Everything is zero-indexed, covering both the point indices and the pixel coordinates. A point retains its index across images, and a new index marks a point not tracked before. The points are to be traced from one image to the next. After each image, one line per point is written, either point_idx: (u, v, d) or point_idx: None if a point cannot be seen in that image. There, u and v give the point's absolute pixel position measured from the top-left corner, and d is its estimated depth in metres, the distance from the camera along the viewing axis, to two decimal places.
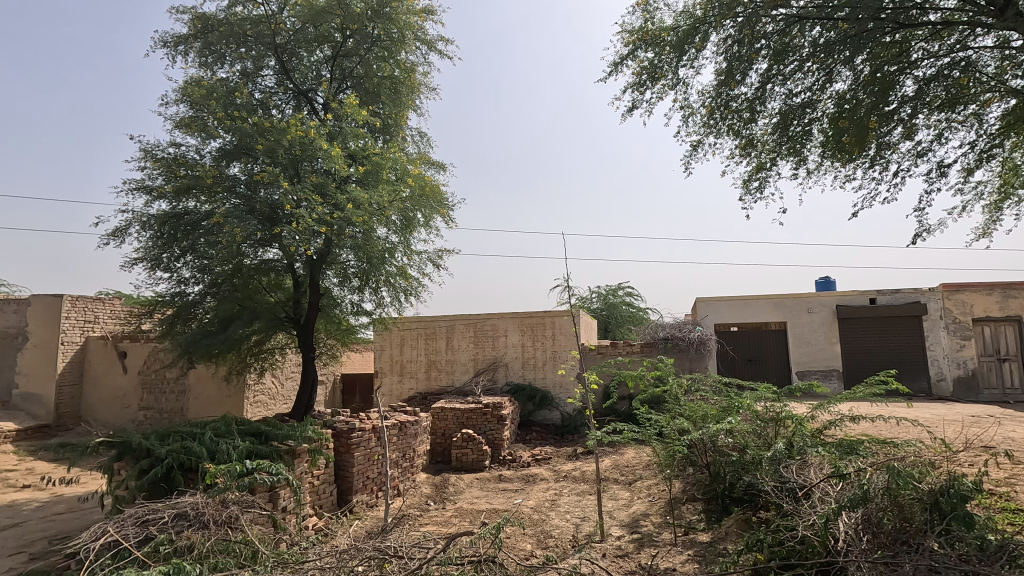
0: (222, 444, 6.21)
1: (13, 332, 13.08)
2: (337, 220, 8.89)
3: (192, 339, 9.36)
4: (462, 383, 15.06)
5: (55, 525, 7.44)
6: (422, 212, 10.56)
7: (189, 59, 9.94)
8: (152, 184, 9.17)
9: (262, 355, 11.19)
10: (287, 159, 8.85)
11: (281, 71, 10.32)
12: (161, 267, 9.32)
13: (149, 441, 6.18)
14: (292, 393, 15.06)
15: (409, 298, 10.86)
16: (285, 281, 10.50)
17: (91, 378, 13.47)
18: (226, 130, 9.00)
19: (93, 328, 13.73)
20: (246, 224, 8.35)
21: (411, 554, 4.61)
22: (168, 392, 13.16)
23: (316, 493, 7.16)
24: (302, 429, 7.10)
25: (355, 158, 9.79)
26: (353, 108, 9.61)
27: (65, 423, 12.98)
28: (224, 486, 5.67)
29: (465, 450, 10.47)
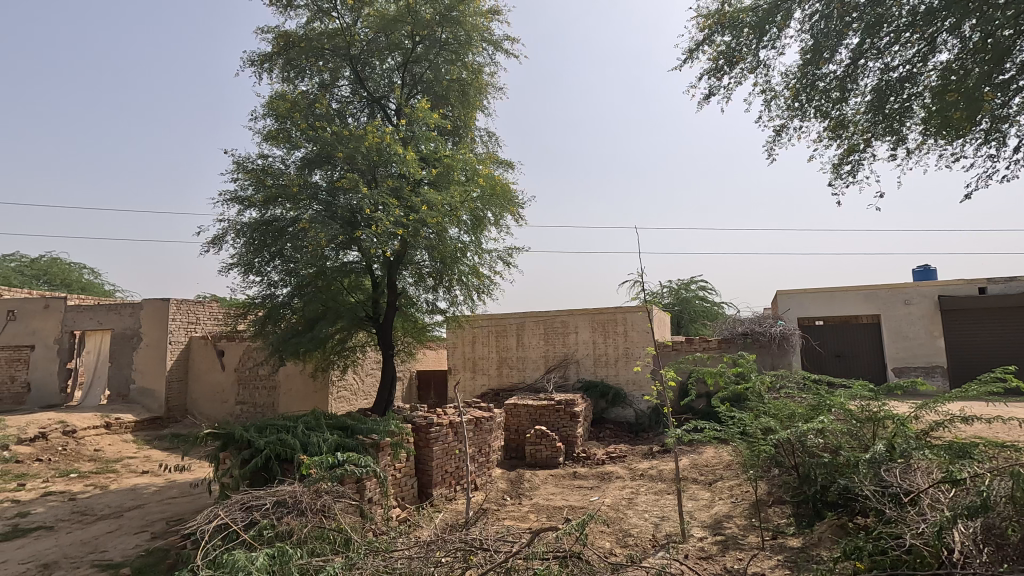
0: (313, 437, 6.59)
1: (129, 333, 14.50)
2: (412, 222, 9.17)
3: (283, 339, 9.99)
4: (534, 380, 15.12)
5: (171, 508, 8.19)
6: (493, 210, 10.70)
7: (274, 75, 10.58)
8: (244, 195, 9.83)
9: (345, 353, 11.75)
10: (365, 165, 9.21)
11: (356, 80, 10.75)
12: (254, 271, 9.97)
13: (249, 433, 6.66)
14: (372, 389, 15.70)
15: (481, 297, 11.03)
16: (364, 282, 10.93)
17: (194, 374, 14.67)
18: (308, 140, 9.50)
19: (195, 329, 14.96)
20: (329, 230, 8.83)
21: (496, 547, 4.71)
22: (261, 388, 14.10)
23: (399, 485, 7.41)
24: (385, 424, 7.38)
25: (427, 160, 10.06)
26: (424, 112, 9.87)
27: (174, 415, 14.24)
28: (318, 476, 6.01)
29: (539, 447, 10.51)
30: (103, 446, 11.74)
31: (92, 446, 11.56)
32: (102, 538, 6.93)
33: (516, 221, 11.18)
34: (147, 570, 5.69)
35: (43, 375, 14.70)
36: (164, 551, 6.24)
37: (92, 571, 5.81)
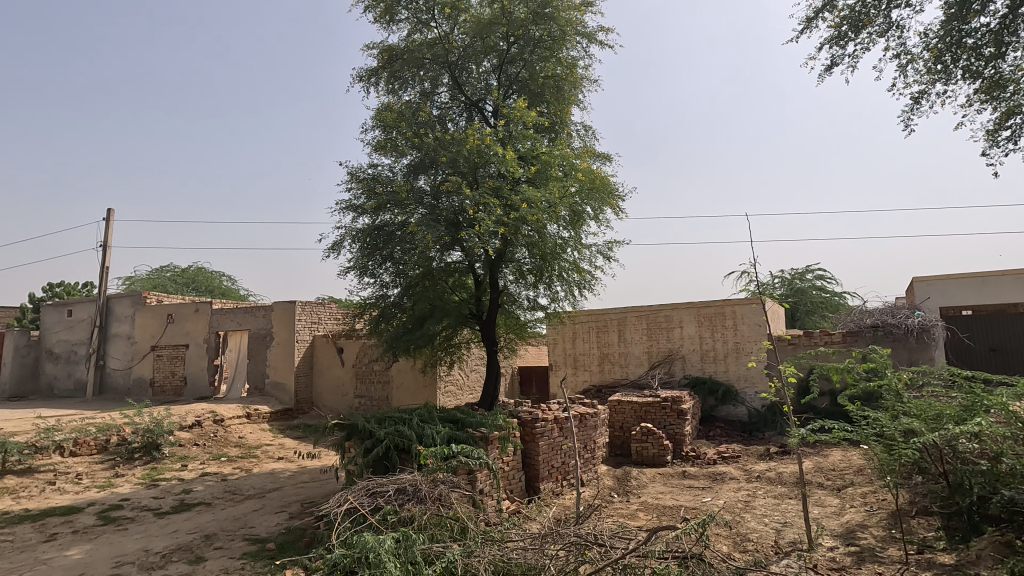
0: (428, 429, 6.91)
1: (263, 333, 16.13)
2: (513, 221, 9.31)
3: (395, 336, 10.59)
4: (637, 376, 14.78)
5: (304, 491, 9.00)
6: (592, 205, 10.58)
7: (380, 88, 11.21)
8: (357, 202, 10.52)
9: (451, 349, 12.21)
10: (467, 167, 9.50)
11: (454, 86, 11.11)
12: (367, 273, 10.65)
13: (370, 424, 7.14)
14: (476, 384, 16.18)
15: (582, 292, 10.97)
16: (467, 281, 11.28)
17: (318, 369, 15.99)
18: (413, 147, 9.98)
19: (318, 328, 16.29)
20: (435, 232, 9.20)
21: (611, 543, 4.67)
22: (376, 383, 15.07)
23: (507, 478, 7.56)
24: (493, 418, 7.56)
25: (525, 159, 10.16)
26: (521, 111, 9.98)
27: (302, 407, 15.61)
28: (434, 467, 6.31)
29: (646, 445, 10.24)
30: (246, 434, 13.18)
31: (237, 434, 13.01)
32: (250, 515, 7.78)
33: (616, 214, 10.97)
34: (288, 546, 6.30)
35: (197, 370, 16.78)
36: (301, 530, 6.87)
37: (244, 544, 6.54)
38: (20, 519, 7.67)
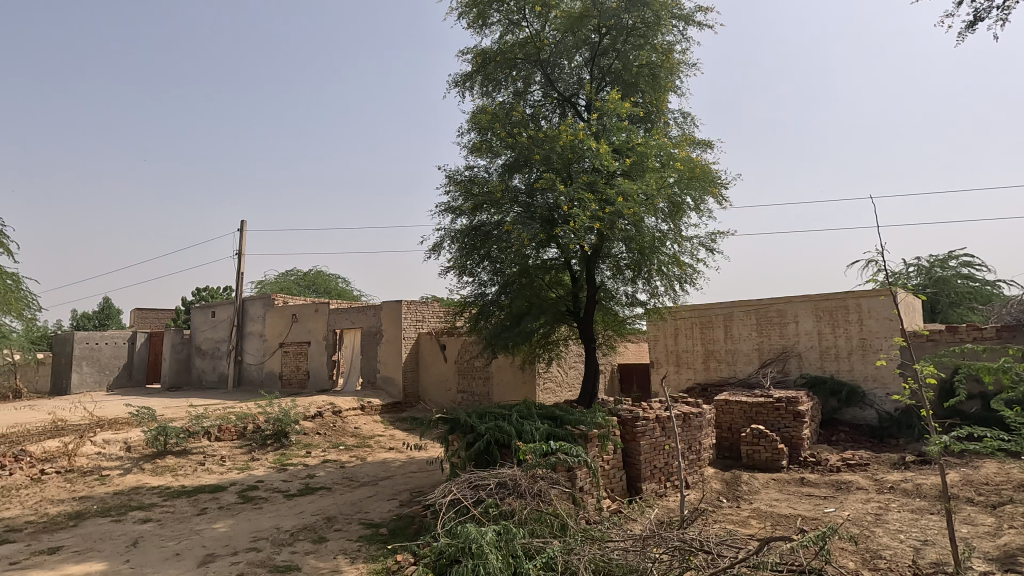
0: (527, 425, 6.99)
1: (374, 330, 17.21)
2: (609, 215, 9.13)
3: (493, 333, 10.81)
4: (747, 374, 13.92)
5: (412, 481, 9.49)
6: (692, 194, 10.11)
7: (474, 92, 11.47)
8: (456, 204, 10.86)
9: (549, 346, 12.25)
10: (560, 164, 9.47)
11: (547, 84, 11.11)
12: (467, 272, 10.97)
13: (472, 418, 7.35)
14: (575, 382, 16.12)
15: (684, 286, 10.52)
16: (564, 278, 11.27)
17: (423, 365, 16.79)
18: (508, 147, 10.10)
19: (422, 326, 17.09)
20: (531, 230, 9.26)
21: (718, 550, 4.44)
22: (477, 379, 15.53)
23: (608, 477, 7.44)
24: (592, 416, 7.47)
25: (620, 151, 9.92)
26: (615, 102, 9.76)
27: (410, 401, 16.47)
28: (533, 462, 6.37)
29: (757, 447, 9.62)
30: (361, 425, 14.16)
31: (353, 425, 14.02)
32: (365, 501, 8.35)
33: (720, 203, 10.39)
34: (399, 532, 6.68)
35: (317, 365, 18.31)
36: (410, 517, 7.26)
37: (359, 528, 7.04)
38: (179, 494, 8.82)
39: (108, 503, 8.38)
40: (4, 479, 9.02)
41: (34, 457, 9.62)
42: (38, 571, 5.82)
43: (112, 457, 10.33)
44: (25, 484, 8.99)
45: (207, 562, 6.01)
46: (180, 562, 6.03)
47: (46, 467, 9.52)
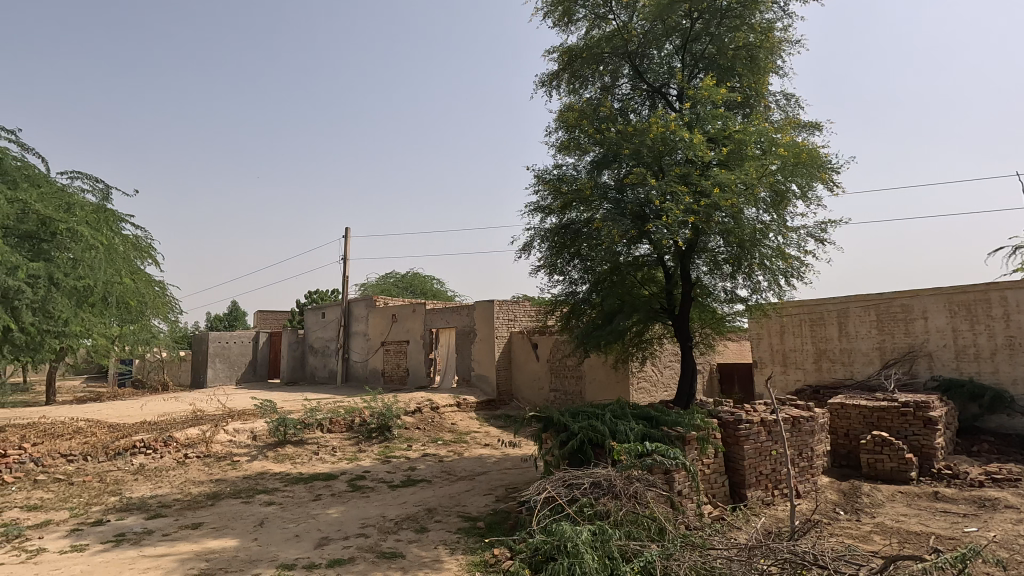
0: (621, 425, 6.86)
1: (468, 330, 17.72)
2: (704, 208, 8.72)
3: (585, 332, 10.64)
4: (866, 376, 12.71)
5: (507, 477, 9.66)
6: (798, 181, 9.41)
7: (561, 90, 11.39)
8: (544, 203, 10.88)
9: (643, 345, 11.94)
10: (651, 157, 9.18)
11: (636, 75, 10.81)
12: (557, 271, 10.97)
13: (565, 417, 7.34)
14: (671, 382, 15.57)
15: (790, 281, 9.81)
16: (657, 275, 10.94)
17: (516, 364, 17.02)
18: (596, 143, 9.95)
19: (514, 325, 17.34)
20: (621, 226, 9.05)
21: (835, 566, 4.10)
22: (569, 377, 15.49)
23: (709, 482, 7.10)
24: (690, 417, 7.17)
25: (716, 140, 9.45)
26: (709, 89, 9.29)
27: (503, 399, 16.77)
28: (628, 463, 6.24)
29: (879, 456, 8.75)
30: (457, 421, 14.65)
31: (450, 421, 14.54)
32: (463, 494, 8.63)
33: (830, 189, 9.58)
34: (496, 527, 6.84)
35: (416, 363, 19.17)
36: (506, 512, 7.40)
37: (458, 520, 7.29)
38: (297, 481, 9.63)
39: (239, 486, 9.34)
40: (156, 461, 10.34)
41: (179, 442, 10.93)
42: (185, 543, 6.62)
43: (241, 445, 11.49)
44: (173, 466, 10.24)
45: (322, 545, 6.51)
46: (299, 543, 6.59)
47: (188, 452, 10.78)
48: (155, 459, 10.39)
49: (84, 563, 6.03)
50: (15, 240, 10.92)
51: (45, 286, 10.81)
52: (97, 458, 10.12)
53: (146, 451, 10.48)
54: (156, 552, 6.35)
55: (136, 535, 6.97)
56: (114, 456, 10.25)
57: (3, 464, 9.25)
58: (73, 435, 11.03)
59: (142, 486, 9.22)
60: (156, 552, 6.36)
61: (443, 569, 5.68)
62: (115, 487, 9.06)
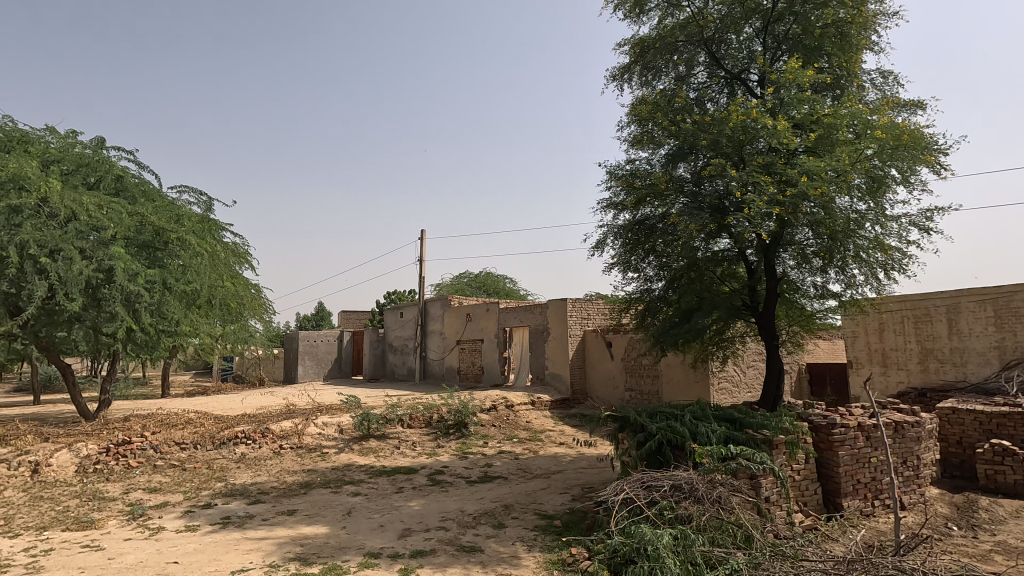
0: (702, 426, 6.61)
1: (541, 328, 17.76)
2: (790, 198, 8.21)
3: (662, 330, 10.26)
4: (982, 378, 11.47)
5: (584, 477, 9.58)
6: (898, 165, 8.65)
7: (634, 83, 11.10)
8: (617, 200, 10.66)
9: (724, 344, 11.44)
10: (731, 147, 8.75)
11: (712, 63, 10.38)
12: (631, 268, 10.72)
13: (642, 417, 7.18)
14: (756, 382, 14.78)
15: (891, 274, 9.04)
16: (738, 270, 10.45)
17: (590, 363, 16.85)
18: (671, 135, 9.62)
19: (588, 324, 17.18)
20: (699, 220, 8.67)
21: None
22: (645, 377, 15.12)
23: (799, 489, 6.68)
24: (777, 420, 6.78)
25: (802, 126, 8.88)
26: (794, 72, 8.73)
27: (578, 397, 16.66)
28: (711, 467, 6.02)
29: (1000, 468, 7.85)
30: (532, 419, 14.72)
31: (525, 419, 14.64)
32: (539, 492, 8.66)
33: (937, 172, 8.72)
34: (573, 526, 6.81)
35: (490, 361, 19.46)
36: (583, 512, 7.35)
37: (535, 518, 7.33)
38: (380, 473, 10.07)
39: (328, 476, 9.90)
40: (256, 451, 11.18)
41: (275, 434, 11.73)
42: (282, 528, 7.12)
43: (329, 438, 12.16)
44: (270, 456, 11.02)
45: (405, 536, 6.77)
46: (384, 533, 6.89)
47: (283, 442, 11.56)
48: (255, 449, 11.22)
49: (197, 542, 6.63)
50: (135, 250, 12.21)
51: (160, 290, 12.00)
52: (206, 446, 11.06)
53: (246, 441, 11.34)
54: (257, 535, 6.87)
55: (239, 518, 7.58)
56: (220, 445, 11.17)
57: (129, 449, 10.33)
58: (185, 425, 12.13)
59: (244, 473, 10.00)
60: (257, 535, 6.87)
61: (521, 565, 5.74)
62: (221, 474, 9.89)
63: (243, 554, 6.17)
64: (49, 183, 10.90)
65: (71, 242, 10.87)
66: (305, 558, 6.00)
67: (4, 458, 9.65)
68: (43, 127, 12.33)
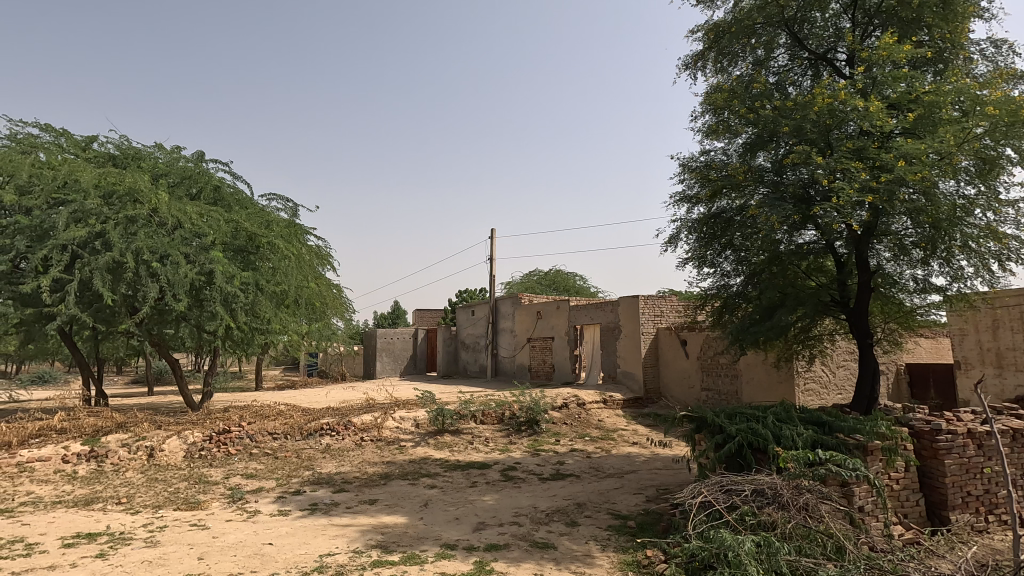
0: (786, 429, 6.25)
1: (613, 325, 17.48)
2: (885, 184, 7.57)
3: (741, 328, 9.74)
4: None
5: (659, 478, 9.34)
6: (1015, 143, 7.76)
7: (708, 71, 10.64)
8: (691, 193, 10.27)
9: (810, 342, 10.75)
10: (817, 133, 8.20)
11: (794, 44, 9.77)
12: (707, 263, 10.34)
13: (720, 418, 6.90)
14: (847, 384, 13.78)
15: (1006, 265, 8.14)
16: (826, 264, 9.80)
17: (664, 361, 16.40)
18: (749, 123, 9.15)
19: (661, 321, 16.74)
20: (782, 211, 8.16)
21: None
22: (724, 376, 14.51)
23: (898, 500, 6.17)
24: (872, 424, 6.28)
25: (899, 106, 8.19)
26: (889, 48, 8.04)
27: (651, 396, 16.26)
28: (797, 472, 5.67)
29: None
30: (604, 417, 14.56)
31: (597, 417, 14.51)
32: (612, 492, 8.55)
33: None
34: (647, 528, 6.67)
35: (561, 359, 19.42)
36: (658, 514, 7.19)
37: (609, 517, 7.24)
38: (455, 467, 10.34)
39: (406, 469, 10.29)
40: (339, 442, 11.80)
41: (356, 426, 12.31)
42: (364, 516, 7.48)
43: (407, 431, 12.62)
44: (352, 448, 11.60)
45: (479, 529, 6.91)
46: (459, 525, 7.07)
47: (364, 435, 12.12)
48: (338, 441, 11.85)
49: (288, 525, 7.11)
50: (232, 253, 13.24)
51: (253, 291, 12.95)
52: (295, 437, 11.79)
53: (331, 433, 12.00)
54: (342, 522, 7.26)
55: (326, 505, 8.04)
56: (307, 436, 11.89)
57: (228, 438, 11.24)
58: (276, 417, 13.00)
59: (329, 463, 10.59)
60: (341, 521, 7.27)
61: (595, 565, 5.69)
62: (309, 463, 10.54)
63: (329, 539, 6.54)
64: (158, 195, 12.02)
65: (177, 248, 11.94)
66: (385, 546, 6.27)
67: (125, 442, 10.78)
68: (153, 144, 13.61)
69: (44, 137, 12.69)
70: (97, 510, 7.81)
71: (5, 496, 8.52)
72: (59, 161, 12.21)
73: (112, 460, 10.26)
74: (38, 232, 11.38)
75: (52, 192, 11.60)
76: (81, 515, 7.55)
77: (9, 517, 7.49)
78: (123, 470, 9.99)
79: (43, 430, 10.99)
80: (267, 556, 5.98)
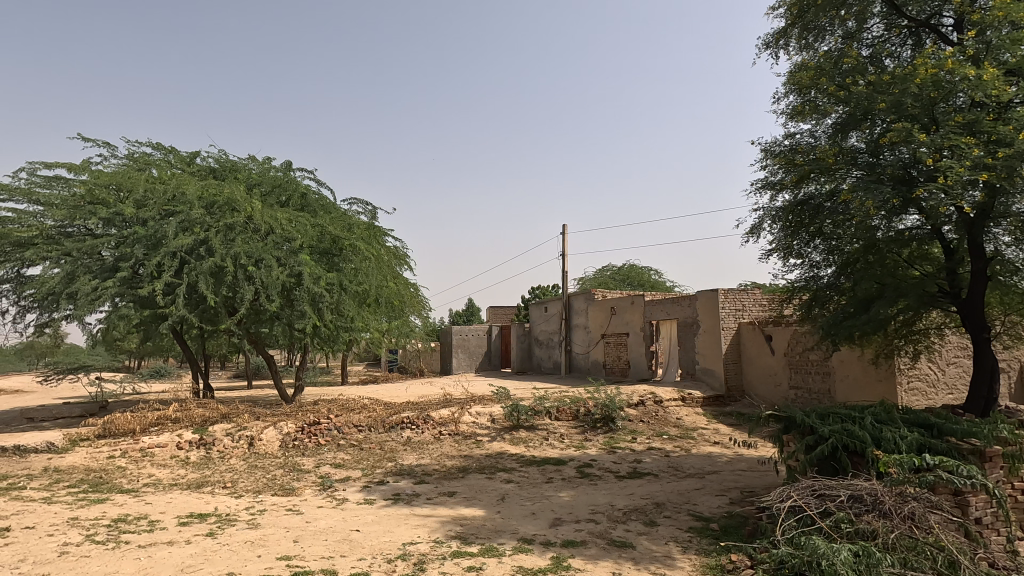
0: (887, 432, 5.76)
1: (691, 321, 16.87)
2: (1004, 159, 6.73)
3: (834, 322, 9.02)
4: None
5: (744, 480, 8.90)
6: None
7: (792, 48, 10.00)
8: (775, 179, 9.69)
9: (915, 337, 9.84)
10: (919, 107, 7.46)
11: (890, 12, 8.97)
12: (794, 254, 9.77)
13: (811, 419, 6.46)
14: (959, 383, 12.52)
15: None
16: (933, 250, 8.92)
17: (747, 358, 15.63)
18: (839, 102, 8.48)
19: (743, 316, 15.96)
20: (879, 195, 7.47)
21: None
22: (815, 373, 13.63)
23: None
24: (991, 428, 5.66)
25: (1019, 72, 7.32)
26: (1005, 7, 7.17)
27: (734, 394, 15.56)
28: (900, 478, 5.22)
29: None
30: (683, 415, 14.09)
31: (675, 415, 14.06)
32: (693, 492, 8.27)
33: None
34: (732, 531, 6.39)
35: (637, 355, 18.99)
36: (743, 517, 6.87)
37: (690, 519, 7.01)
38: (531, 463, 10.42)
39: (483, 463, 10.49)
40: (420, 435, 12.23)
41: (435, 421, 12.73)
42: (444, 507, 7.72)
43: (483, 426, 12.84)
44: (431, 441, 11.98)
45: (555, 525, 6.92)
46: (536, 520, 7.12)
47: (442, 429, 12.48)
48: (418, 434, 12.27)
49: (374, 514, 7.47)
50: (318, 256, 14.07)
51: (338, 291, 13.69)
52: (378, 429, 12.35)
53: (411, 426, 12.45)
54: (424, 512, 7.53)
55: (408, 496, 8.37)
56: (389, 429, 12.40)
57: (318, 429, 11.96)
58: (361, 410, 13.70)
59: (411, 456, 11.02)
60: (422, 512, 7.54)
61: (676, 566, 5.54)
62: (391, 455, 11.00)
63: (412, 529, 6.81)
64: (253, 204, 13.07)
65: (270, 252, 12.89)
66: (464, 538, 6.43)
67: (229, 432, 11.77)
68: (247, 156, 14.69)
69: (156, 155, 14.09)
70: (207, 493, 8.58)
71: (131, 478, 9.57)
72: (169, 176, 13.53)
73: (218, 447, 11.22)
74: (152, 241, 12.60)
75: (163, 205, 12.83)
76: (193, 497, 8.34)
77: (135, 496, 8.40)
78: (228, 456, 10.91)
79: (160, 418, 12.21)
80: (354, 542, 6.32)
